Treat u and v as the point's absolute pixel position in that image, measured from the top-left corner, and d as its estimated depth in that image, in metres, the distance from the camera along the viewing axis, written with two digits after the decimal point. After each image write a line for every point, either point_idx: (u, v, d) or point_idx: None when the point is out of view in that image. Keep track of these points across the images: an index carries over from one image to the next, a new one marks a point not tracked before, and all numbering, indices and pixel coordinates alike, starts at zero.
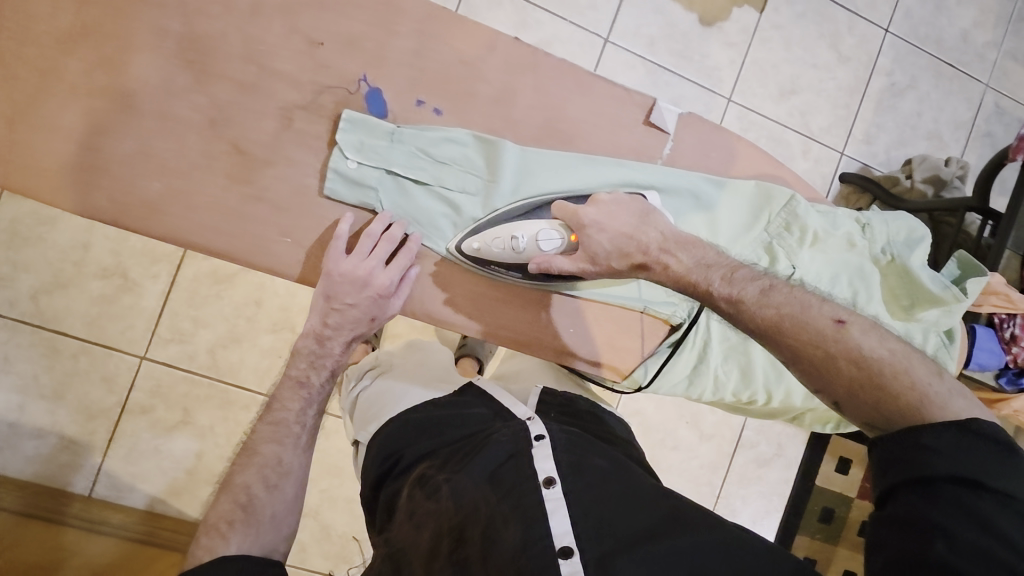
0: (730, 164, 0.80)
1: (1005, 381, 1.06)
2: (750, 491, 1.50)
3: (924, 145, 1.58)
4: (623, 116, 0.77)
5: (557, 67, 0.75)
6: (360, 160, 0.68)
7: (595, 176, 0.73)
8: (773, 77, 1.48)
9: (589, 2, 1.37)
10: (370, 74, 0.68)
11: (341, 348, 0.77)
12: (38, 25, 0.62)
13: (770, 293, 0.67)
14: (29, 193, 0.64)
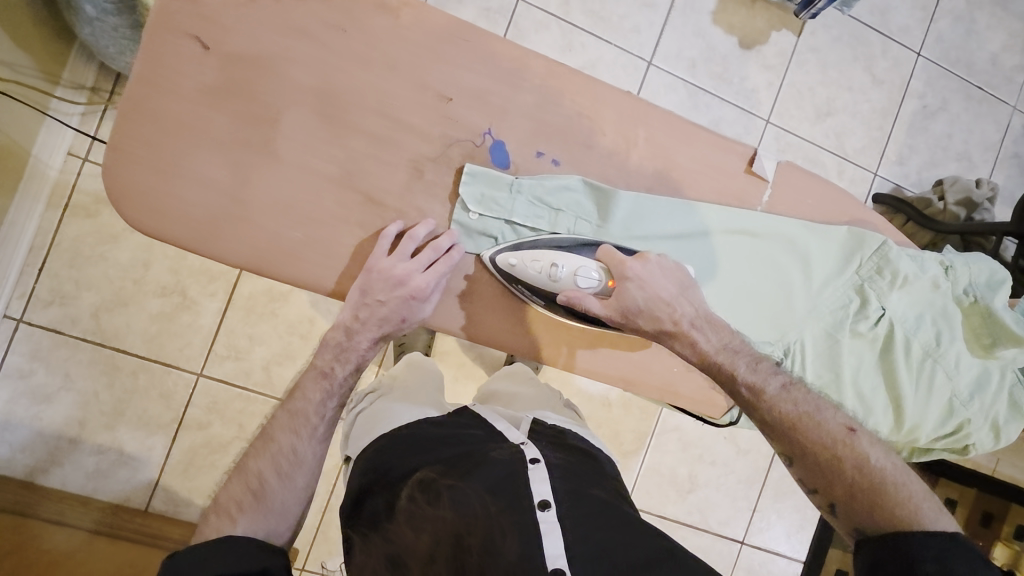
0: (825, 209, 0.81)
1: None
2: (785, 505, 1.54)
3: (954, 165, 1.61)
4: (726, 164, 0.78)
5: (668, 118, 0.77)
6: (481, 212, 0.72)
7: (699, 222, 0.76)
8: (810, 99, 1.51)
9: (633, 26, 1.40)
10: (493, 127, 0.72)
11: (369, 345, 0.76)
12: (187, 81, 0.66)
13: (790, 390, 0.74)
14: (171, 241, 0.67)
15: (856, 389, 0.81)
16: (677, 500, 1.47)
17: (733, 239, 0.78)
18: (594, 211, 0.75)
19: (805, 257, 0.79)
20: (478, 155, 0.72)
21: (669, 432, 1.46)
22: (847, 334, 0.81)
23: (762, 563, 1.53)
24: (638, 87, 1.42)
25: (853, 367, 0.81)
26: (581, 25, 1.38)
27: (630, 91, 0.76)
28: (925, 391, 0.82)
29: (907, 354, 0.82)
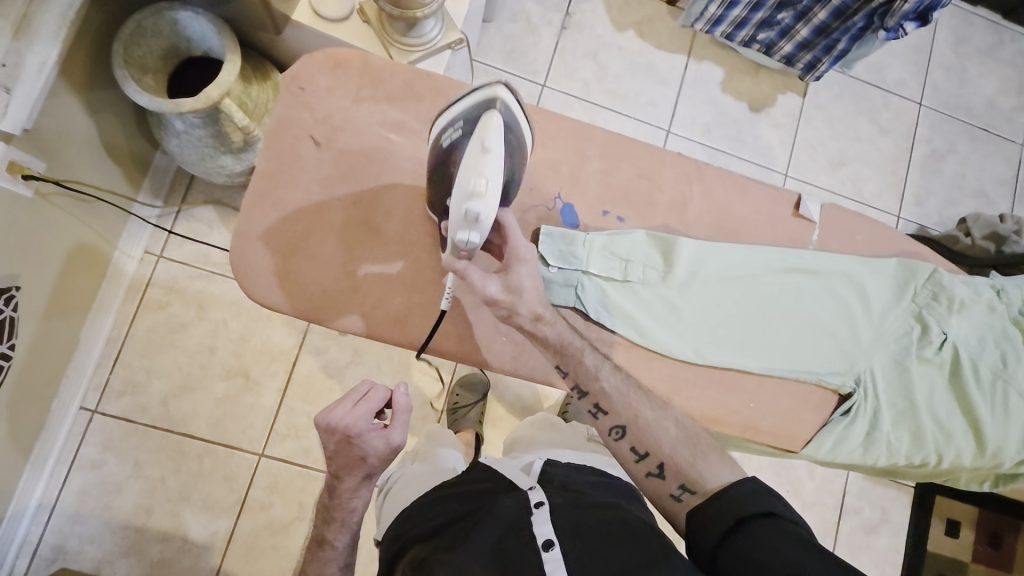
0: (877, 243, 0.86)
1: None
2: (861, 560, 1.47)
3: (971, 202, 1.66)
4: (777, 211, 0.86)
5: (719, 174, 0.86)
6: (560, 266, 0.79)
7: (762, 264, 0.82)
8: (822, 151, 1.60)
9: (649, 100, 1.53)
10: (563, 193, 0.82)
11: (353, 496, 0.85)
12: (308, 176, 0.82)
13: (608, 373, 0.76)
14: (296, 312, 0.81)
15: (930, 414, 0.83)
16: None
17: (794, 276, 0.82)
18: (658, 258, 0.81)
19: (865, 289, 0.83)
20: (552, 217, 0.81)
21: None
22: (913, 360, 0.83)
23: None
24: None
25: (924, 393, 0.83)
26: (602, 103, 1.51)
27: (681, 153, 0.86)
28: (1001, 412, 0.83)
29: (975, 376, 0.83)
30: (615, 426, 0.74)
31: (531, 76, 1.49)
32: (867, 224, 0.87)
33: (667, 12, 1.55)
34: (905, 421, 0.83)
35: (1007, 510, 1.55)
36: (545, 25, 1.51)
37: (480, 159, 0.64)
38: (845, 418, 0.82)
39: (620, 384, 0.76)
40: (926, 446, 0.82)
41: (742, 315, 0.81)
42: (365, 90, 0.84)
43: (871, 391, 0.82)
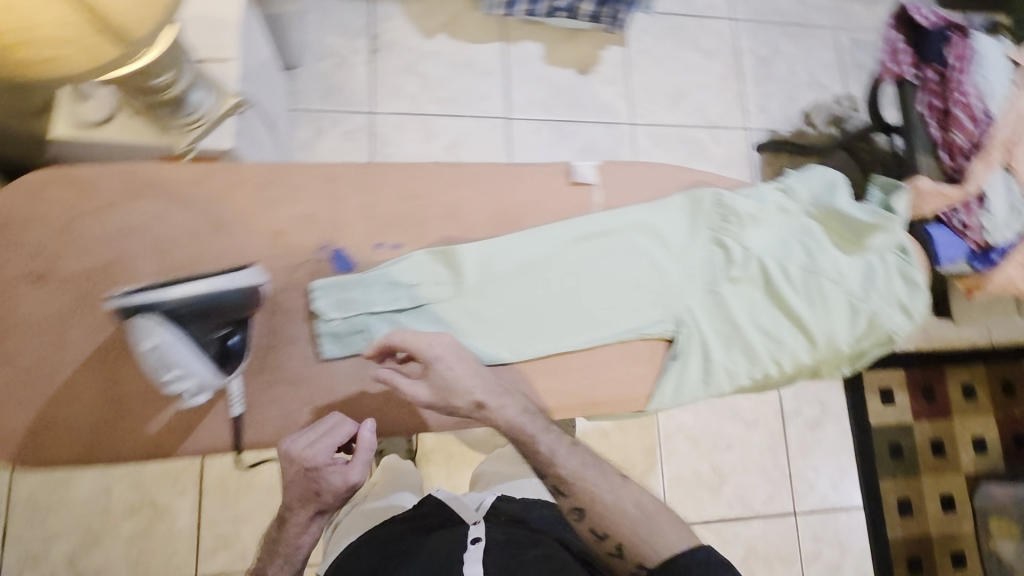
0: (657, 184, 0.88)
1: (979, 262, 1.09)
2: (816, 458, 1.53)
3: (812, 94, 1.71)
4: (554, 186, 0.86)
5: (487, 169, 0.85)
6: (343, 314, 0.80)
7: (545, 244, 0.84)
8: (659, 91, 1.63)
9: (481, 95, 1.53)
10: (330, 240, 0.81)
11: (304, 528, 0.78)
12: (38, 317, 0.78)
13: (564, 449, 0.76)
14: (72, 455, 0.78)
15: (756, 327, 0.85)
16: (713, 497, 1.45)
17: (579, 246, 0.85)
18: (449, 271, 0.82)
19: (647, 236, 0.86)
20: (322, 268, 0.81)
21: (674, 435, 1.46)
22: (723, 283, 0.85)
23: (824, 524, 1.50)
24: (508, 144, 1.52)
25: (742, 310, 0.85)
26: (435, 112, 1.49)
27: (443, 160, 0.85)
28: (820, 305, 0.84)
29: (785, 278, 0.85)
30: (574, 509, 0.74)
31: (356, 107, 1.45)
32: (646, 168, 0.89)
33: (469, 6, 1.55)
34: (735, 342, 0.84)
35: (929, 363, 1.64)
36: (354, 53, 1.47)
37: (160, 356, 0.69)
38: (675, 359, 0.83)
39: (575, 463, 0.76)
40: (760, 359, 0.84)
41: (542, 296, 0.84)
42: (50, 220, 0.79)
43: (692, 326, 0.84)
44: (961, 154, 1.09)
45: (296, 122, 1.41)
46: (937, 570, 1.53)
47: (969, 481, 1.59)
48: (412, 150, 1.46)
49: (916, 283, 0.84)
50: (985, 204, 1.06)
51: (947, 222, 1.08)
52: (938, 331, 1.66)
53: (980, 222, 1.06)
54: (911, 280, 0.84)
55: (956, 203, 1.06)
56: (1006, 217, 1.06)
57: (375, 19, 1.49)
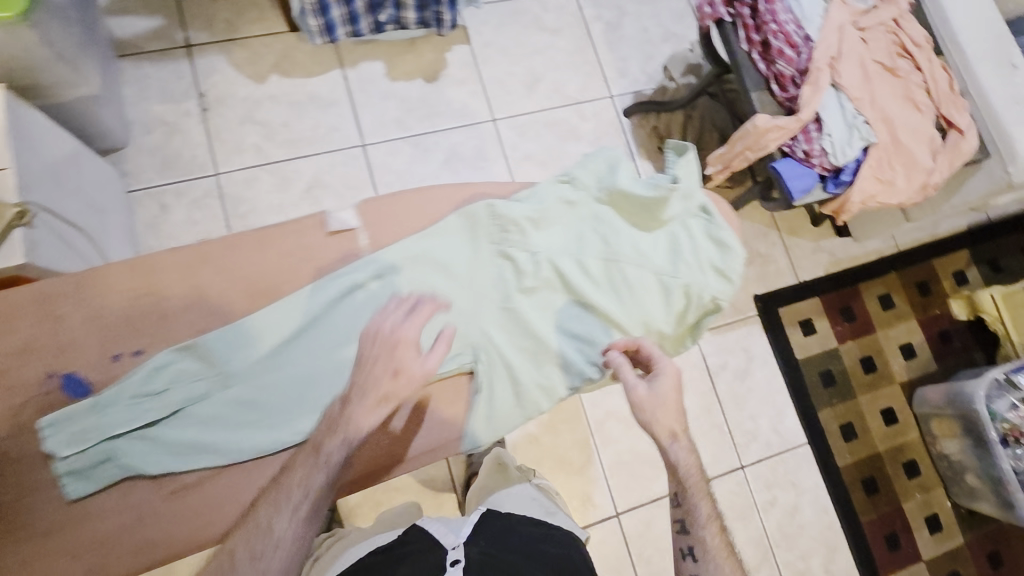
0: (405, 219, 0.91)
1: (833, 186, 1.08)
2: (751, 405, 1.52)
3: (667, 47, 1.69)
4: (303, 244, 0.88)
5: (228, 244, 0.86)
6: (82, 447, 0.77)
7: (295, 310, 0.84)
8: (514, 80, 1.59)
9: (329, 127, 1.46)
10: (59, 368, 0.80)
11: (345, 435, 0.73)
12: None
13: (684, 485, 0.84)
14: None
15: (563, 333, 0.88)
16: (658, 473, 1.43)
17: (332, 304, 0.85)
18: (237, 362, 0.82)
19: (397, 279, 0.87)
20: (53, 399, 0.79)
21: (606, 421, 1.43)
22: (520, 300, 0.88)
23: (773, 470, 1.49)
24: (368, 172, 1.46)
25: (546, 322, 0.88)
26: (284, 157, 1.42)
27: (182, 247, 0.85)
28: (621, 293, 0.88)
29: (581, 278, 0.88)
30: (680, 524, 0.86)
31: (199, 172, 1.38)
32: (394, 205, 0.92)
33: (296, 39, 1.48)
34: (544, 354, 0.87)
35: (842, 283, 1.64)
36: (184, 117, 1.39)
37: None
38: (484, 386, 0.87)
39: (697, 495, 0.84)
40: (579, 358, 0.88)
41: (331, 363, 0.85)
42: None
43: (492, 351, 0.86)
44: (791, 83, 1.07)
45: (137, 204, 1.33)
46: (893, 484, 1.54)
47: (905, 388, 1.60)
48: (269, 202, 1.39)
49: (722, 244, 0.88)
50: (823, 127, 1.05)
51: (792, 154, 1.06)
52: (843, 251, 1.67)
53: (822, 145, 1.05)
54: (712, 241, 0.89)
55: (793, 133, 1.05)
56: (845, 134, 1.06)
57: (199, 76, 1.42)
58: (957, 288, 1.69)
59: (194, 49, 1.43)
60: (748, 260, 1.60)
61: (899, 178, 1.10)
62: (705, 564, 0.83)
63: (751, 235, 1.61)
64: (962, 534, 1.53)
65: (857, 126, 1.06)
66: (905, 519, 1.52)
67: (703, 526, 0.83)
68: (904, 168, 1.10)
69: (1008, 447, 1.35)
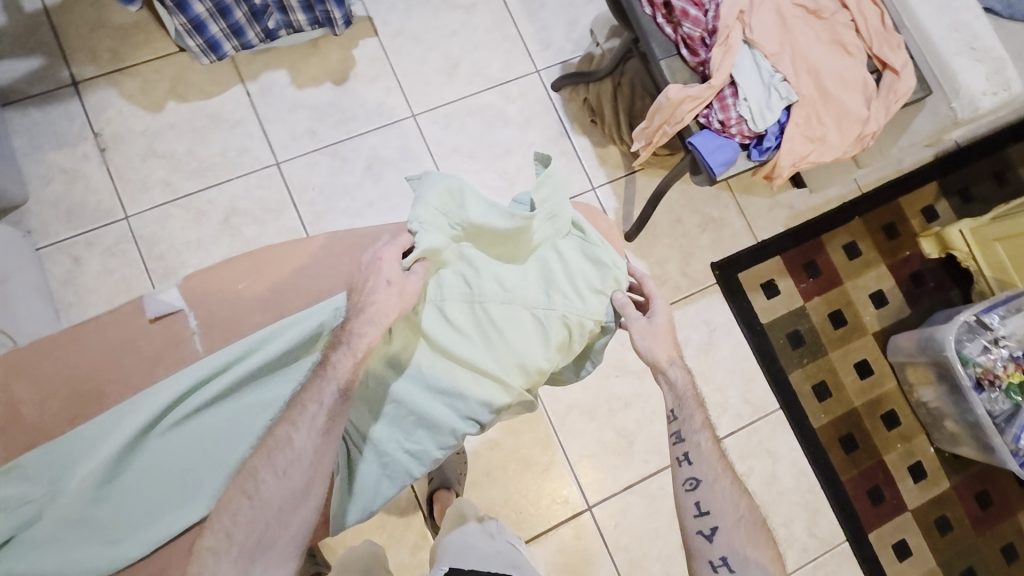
0: (236, 287, 0.87)
1: (758, 153, 1.00)
2: (718, 379, 1.46)
3: (592, 8, 1.57)
4: (131, 330, 0.83)
5: (43, 345, 0.81)
6: None
7: (120, 417, 0.77)
8: (431, 68, 1.49)
9: (238, 150, 1.38)
10: None
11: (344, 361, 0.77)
12: None
13: (677, 391, 0.87)
14: None
15: (432, 391, 0.85)
16: (627, 461, 1.39)
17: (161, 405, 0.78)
18: (69, 488, 0.75)
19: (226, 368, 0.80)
20: None
21: (567, 415, 1.39)
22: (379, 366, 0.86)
23: (747, 441, 1.45)
24: (287, 191, 1.39)
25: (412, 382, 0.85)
26: (195, 188, 1.35)
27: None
28: (486, 340, 0.84)
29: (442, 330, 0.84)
30: (675, 433, 0.87)
31: (107, 217, 1.31)
32: (221, 275, 0.87)
33: (189, 58, 1.38)
34: (410, 419, 0.85)
35: (804, 237, 1.56)
36: (83, 161, 1.32)
37: None
38: (352, 463, 0.84)
39: (689, 399, 0.87)
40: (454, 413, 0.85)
41: (179, 464, 0.79)
42: None
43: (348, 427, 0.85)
44: (701, 46, 0.97)
45: (47, 260, 1.28)
46: (872, 438, 1.49)
47: (878, 338, 1.54)
48: (185, 239, 1.33)
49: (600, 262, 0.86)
50: (739, 92, 0.97)
51: (709, 125, 0.98)
52: (802, 203, 1.58)
53: (739, 112, 0.96)
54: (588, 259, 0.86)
55: (705, 103, 0.96)
56: (764, 96, 0.97)
57: (91, 114, 1.34)
58: (926, 226, 1.61)
59: (81, 86, 1.34)
60: (702, 227, 1.52)
61: (829, 134, 1.01)
62: (700, 464, 0.85)
63: (701, 200, 1.53)
64: (948, 478, 1.50)
65: (775, 86, 0.97)
66: (887, 471, 1.48)
67: (697, 431, 0.86)
68: (836, 121, 1.01)
69: (983, 392, 1.30)
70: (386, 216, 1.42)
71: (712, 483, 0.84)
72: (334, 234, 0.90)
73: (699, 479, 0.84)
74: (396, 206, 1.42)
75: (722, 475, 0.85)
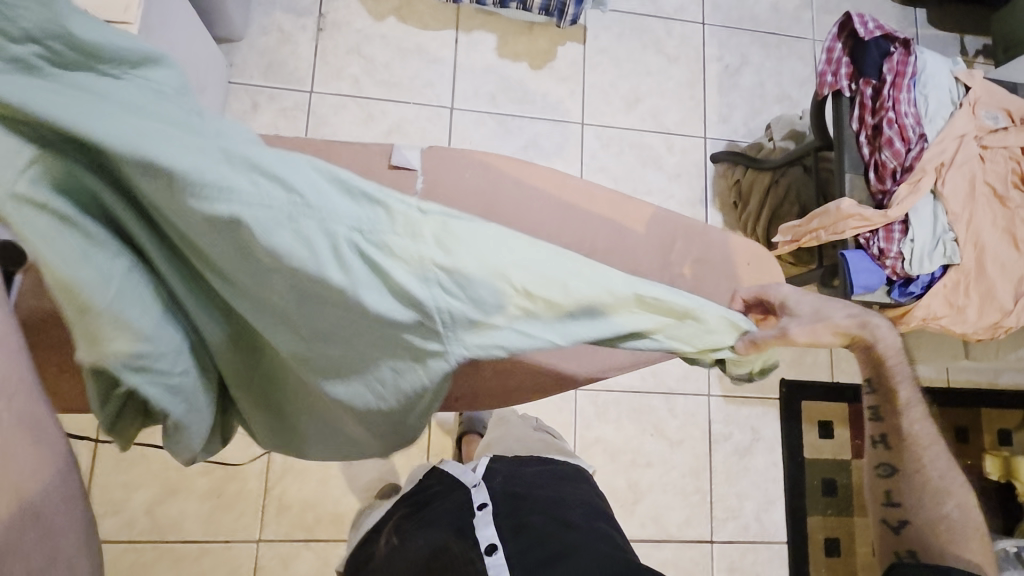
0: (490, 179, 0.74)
1: (898, 294, 1.03)
2: (741, 486, 1.45)
3: (777, 107, 1.65)
4: (367, 161, 0.77)
5: (302, 144, 0.79)
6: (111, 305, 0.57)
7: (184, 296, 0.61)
8: (615, 93, 1.58)
9: (425, 82, 1.48)
10: None
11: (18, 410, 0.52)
12: None
13: (910, 411, 0.78)
14: None
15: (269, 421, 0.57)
16: (625, 516, 1.38)
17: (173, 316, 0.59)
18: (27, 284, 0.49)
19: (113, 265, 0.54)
20: None
21: (592, 447, 1.40)
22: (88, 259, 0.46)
23: (742, 556, 1.42)
24: (448, 132, 1.47)
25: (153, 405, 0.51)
26: (375, 95, 1.45)
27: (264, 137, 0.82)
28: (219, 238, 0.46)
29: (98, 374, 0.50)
30: (882, 461, 0.81)
31: (295, 85, 1.42)
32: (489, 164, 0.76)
33: None
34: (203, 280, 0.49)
35: None
36: (299, 30, 1.45)
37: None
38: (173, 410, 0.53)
39: (921, 420, 0.78)
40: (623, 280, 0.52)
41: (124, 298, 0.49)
42: None
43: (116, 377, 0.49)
44: (889, 176, 1.02)
45: (232, 95, 1.39)
46: None
47: None
48: (348, 133, 1.43)
49: (308, 207, 0.45)
50: (908, 231, 1.01)
51: (866, 247, 1.02)
52: None
53: (900, 249, 1.01)
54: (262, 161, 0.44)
55: (874, 227, 1.01)
56: (929, 245, 1.01)
57: None
58: (997, 446, 1.58)
59: None
60: None
61: (970, 309, 1.03)
62: (912, 505, 0.79)
63: None
64: None
65: (943, 241, 1.01)
66: None
67: (915, 459, 0.79)
68: (979, 299, 1.03)
69: None
70: None
71: (910, 471, 0.79)
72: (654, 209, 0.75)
73: (890, 466, 0.80)
74: None
75: (930, 464, 0.79)
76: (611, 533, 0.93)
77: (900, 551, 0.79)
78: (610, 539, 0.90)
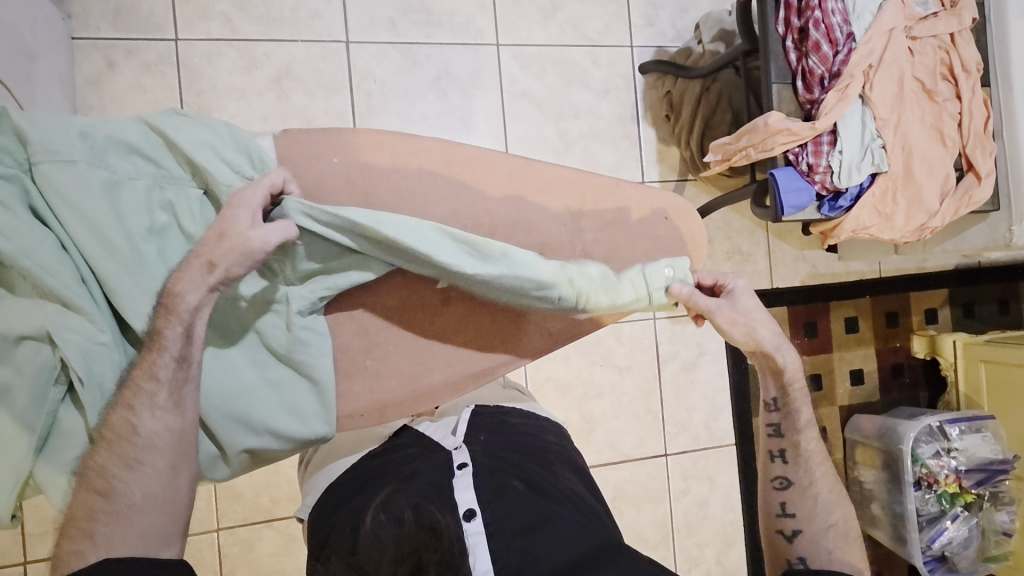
0: (357, 161, 0.74)
1: (828, 210, 1.02)
2: (689, 399, 1.50)
3: (706, 2, 1.52)
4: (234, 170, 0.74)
5: None
6: None
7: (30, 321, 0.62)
8: (529, 3, 1.42)
9: (310, 12, 1.29)
10: None
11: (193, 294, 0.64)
12: None
13: (808, 424, 0.92)
14: None
15: (235, 415, 0.71)
16: (582, 446, 1.43)
17: (26, 348, 0.62)
18: None
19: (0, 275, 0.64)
20: None
21: (544, 385, 1.40)
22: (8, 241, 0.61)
23: (694, 463, 1.50)
24: (347, 72, 1.31)
25: (75, 373, 0.62)
26: (255, 36, 1.26)
27: None
28: (112, 209, 0.64)
29: (26, 362, 0.62)
30: (778, 477, 0.93)
31: (156, 33, 1.21)
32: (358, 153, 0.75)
33: None
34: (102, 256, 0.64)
35: (814, 297, 1.58)
36: None
37: None
38: (68, 404, 0.65)
39: (813, 441, 0.92)
40: (428, 232, 0.72)
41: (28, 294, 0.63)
42: None
43: (41, 370, 0.62)
44: (817, 84, 0.96)
45: (80, 54, 1.18)
46: None
47: (843, 411, 1.61)
48: (230, 84, 1.25)
49: (174, 176, 0.67)
50: (836, 142, 0.97)
51: (795, 163, 0.99)
52: (826, 264, 1.60)
53: (829, 162, 0.97)
54: (133, 140, 0.66)
55: (802, 142, 0.97)
56: (858, 156, 0.98)
57: None
58: (924, 326, 1.66)
59: None
60: (728, 255, 1.52)
61: (898, 215, 1.02)
62: (800, 510, 0.91)
63: (737, 228, 1.53)
64: None
65: (871, 150, 0.98)
66: None
67: (812, 467, 0.92)
68: (907, 204, 1.02)
69: (919, 490, 1.38)
70: (437, 133, 1.36)
71: (803, 485, 0.91)
72: (519, 173, 0.79)
73: (788, 478, 0.92)
74: (451, 130, 1.37)
75: (816, 474, 0.91)
76: (593, 500, 0.85)
77: (791, 555, 0.90)
78: (601, 516, 0.81)
